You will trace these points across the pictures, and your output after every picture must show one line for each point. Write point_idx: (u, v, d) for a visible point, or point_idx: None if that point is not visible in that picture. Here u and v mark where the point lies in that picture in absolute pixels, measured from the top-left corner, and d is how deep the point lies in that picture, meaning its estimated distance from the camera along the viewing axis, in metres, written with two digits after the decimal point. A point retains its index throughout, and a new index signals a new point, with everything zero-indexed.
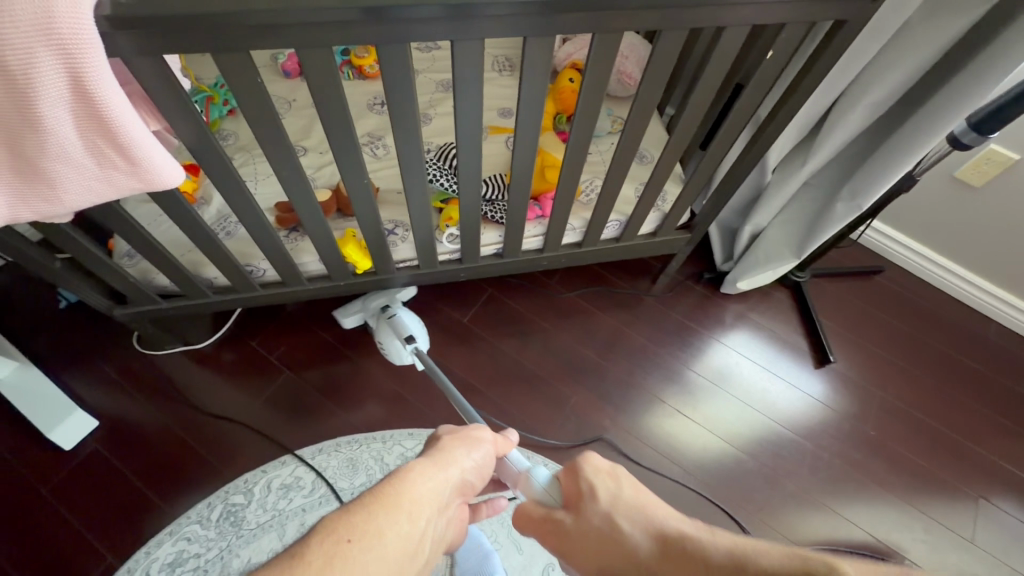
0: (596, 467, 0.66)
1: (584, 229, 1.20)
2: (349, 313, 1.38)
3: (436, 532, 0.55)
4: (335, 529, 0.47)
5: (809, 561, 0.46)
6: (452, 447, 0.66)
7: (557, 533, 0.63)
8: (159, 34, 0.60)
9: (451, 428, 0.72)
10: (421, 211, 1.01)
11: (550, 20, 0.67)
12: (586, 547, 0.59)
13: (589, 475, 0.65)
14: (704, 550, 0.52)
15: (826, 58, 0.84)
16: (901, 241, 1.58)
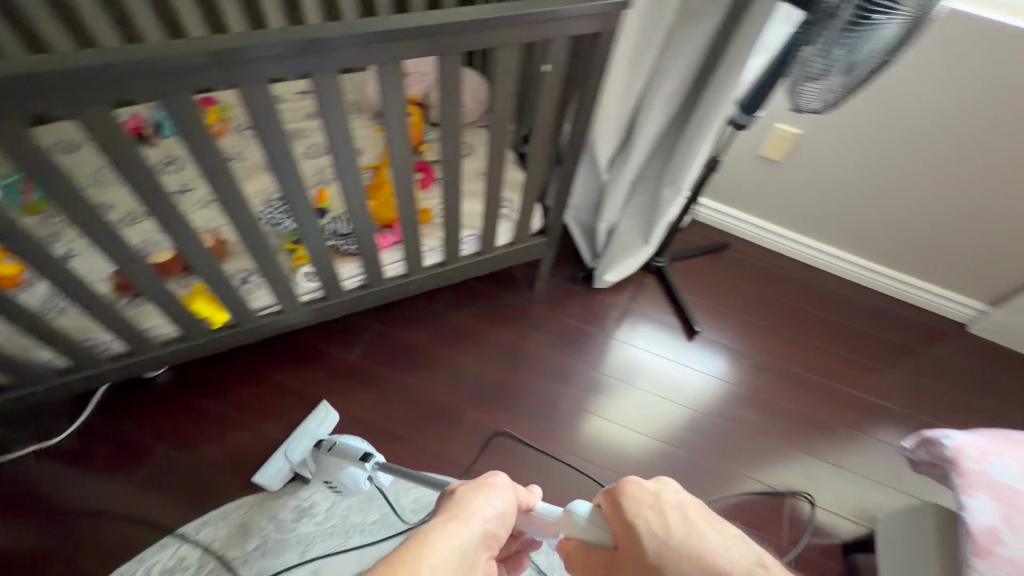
0: (637, 497, 0.66)
1: (441, 247, 1.26)
2: (272, 472, 1.24)
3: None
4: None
5: None
6: (470, 498, 0.71)
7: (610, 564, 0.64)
8: None
9: (468, 480, 0.77)
10: (263, 251, 1.03)
11: (325, 56, 0.76)
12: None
13: (630, 513, 0.64)
14: None
15: (599, 66, 0.97)
16: (739, 216, 1.78)
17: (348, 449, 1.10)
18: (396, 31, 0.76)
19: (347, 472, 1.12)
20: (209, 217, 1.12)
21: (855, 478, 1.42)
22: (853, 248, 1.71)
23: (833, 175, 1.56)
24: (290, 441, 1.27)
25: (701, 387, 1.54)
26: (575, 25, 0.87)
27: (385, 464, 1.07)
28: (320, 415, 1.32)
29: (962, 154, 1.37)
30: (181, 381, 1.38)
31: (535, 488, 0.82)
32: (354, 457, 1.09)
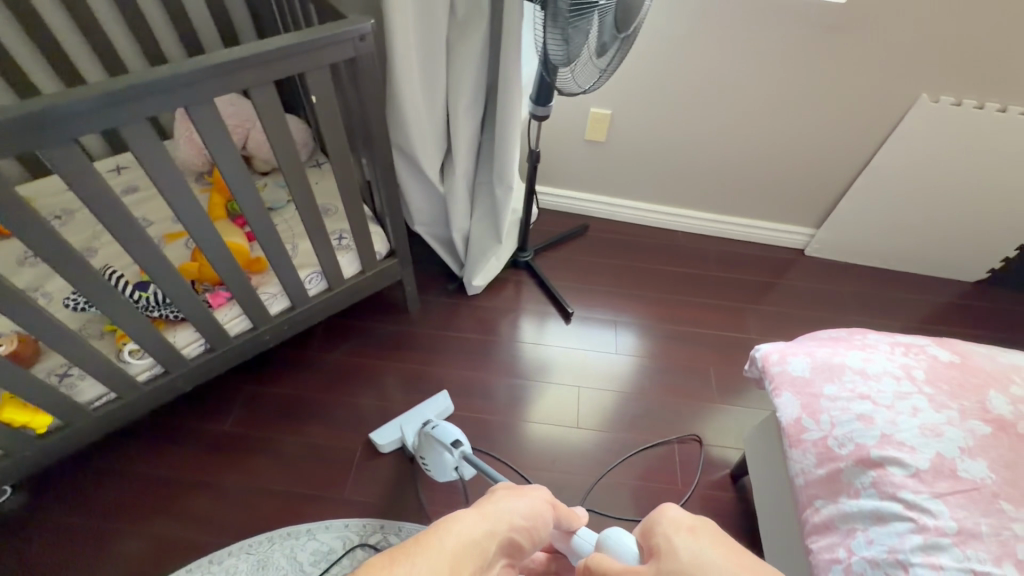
0: (672, 521, 0.60)
1: (283, 292, 1.25)
2: (387, 439, 1.37)
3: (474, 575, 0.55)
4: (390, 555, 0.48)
5: None
6: (502, 499, 0.68)
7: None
8: None
9: (507, 486, 0.73)
10: (71, 342, 0.98)
11: (53, 129, 0.76)
12: None
13: (668, 535, 0.58)
14: None
15: (370, 88, 1.04)
16: (589, 198, 1.91)
17: (443, 435, 1.19)
18: (128, 91, 0.79)
19: (436, 457, 1.21)
20: (2, 324, 1.03)
21: (734, 409, 1.55)
22: (691, 204, 1.88)
23: (653, 143, 1.71)
24: (408, 417, 1.40)
25: (594, 361, 1.62)
26: (325, 54, 0.93)
27: (471, 457, 1.16)
28: (437, 400, 1.45)
29: (746, 104, 1.56)
30: (32, 504, 1.25)
31: (582, 511, 0.86)
32: (447, 442, 1.19)
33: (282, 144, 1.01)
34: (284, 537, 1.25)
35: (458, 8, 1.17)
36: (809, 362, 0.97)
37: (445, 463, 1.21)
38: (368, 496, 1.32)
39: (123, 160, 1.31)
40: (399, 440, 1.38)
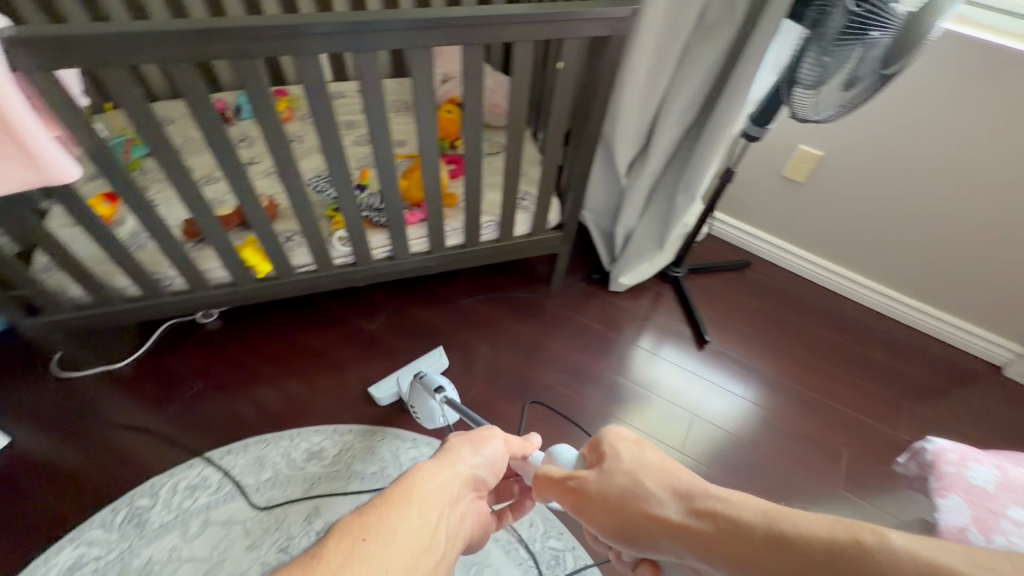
0: (616, 438, 0.66)
1: (463, 229, 1.38)
2: (385, 390, 1.40)
3: (449, 524, 0.62)
4: (351, 529, 0.51)
5: (860, 527, 0.41)
6: (461, 449, 0.76)
7: (575, 493, 0.63)
8: (51, 49, 0.75)
9: (461, 433, 0.81)
10: (308, 216, 1.18)
11: (365, 39, 0.90)
12: (606, 503, 0.58)
13: (615, 446, 0.64)
14: (735, 513, 0.47)
15: (610, 66, 1.09)
16: (759, 235, 1.83)
17: (430, 381, 1.23)
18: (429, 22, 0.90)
19: (427, 403, 1.24)
20: (265, 183, 1.32)
21: (861, 506, 1.37)
22: (875, 275, 1.71)
23: (855, 198, 1.57)
24: (404, 369, 1.44)
25: (711, 392, 1.56)
26: (583, 27, 1.01)
27: (454, 399, 1.17)
28: (434, 356, 1.48)
29: (990, 186, 1.36)
30: (227, 331, 1.53)
31: (535, 438, 0.91)
32: (431, 388, 1.22)
33: (515, 98, 1.11)
34: (394, 437, 1.37)
35: (710, 13, 1.18)
36: (996, 477, 0.85)
37: (433, 410, 1.24)
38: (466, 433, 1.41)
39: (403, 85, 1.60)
40: (397, 394, 1.41)
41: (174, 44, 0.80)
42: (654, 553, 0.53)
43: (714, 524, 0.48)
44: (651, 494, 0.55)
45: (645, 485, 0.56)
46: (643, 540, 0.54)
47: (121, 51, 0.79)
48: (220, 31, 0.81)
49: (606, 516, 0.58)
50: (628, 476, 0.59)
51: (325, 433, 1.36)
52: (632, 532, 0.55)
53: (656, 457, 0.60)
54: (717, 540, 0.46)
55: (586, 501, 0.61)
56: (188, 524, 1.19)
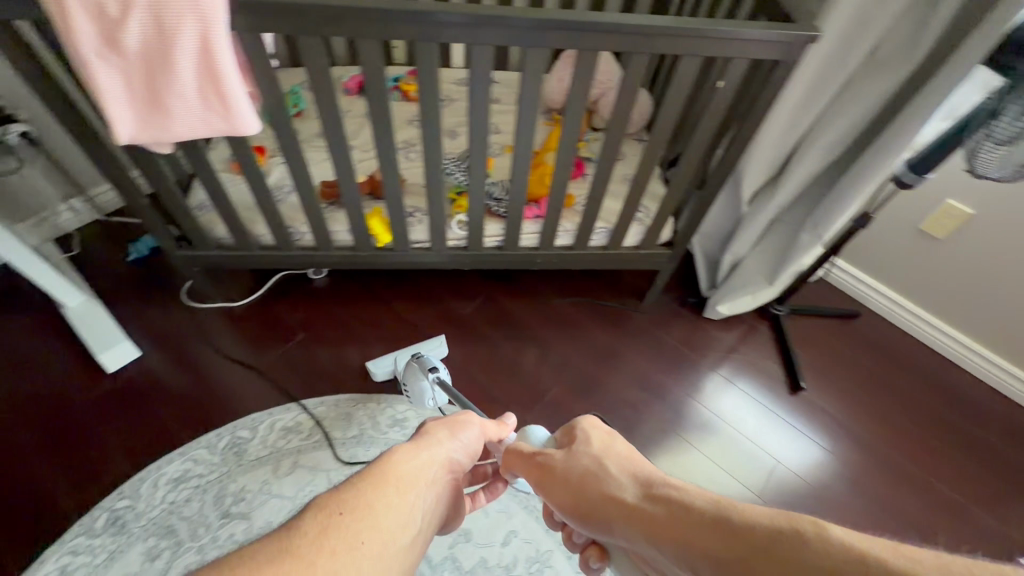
0: (590, 428, 0.74)
1: (575, 231, 1.38)
2: (382, 366, 1.42)
3: (424, 502, 0.66)
4: (326, 505, 0.58)
5: (797, 519, 0.47)
6: (436, 431, 0.76)
7: (544, 468, 0.71)
8: (266, 13, 0.81)
9: (443, 416, 0.82)
10: (438, 196, 1.21)
11: (540, 36, 0.91)
12: (570, 481, 0.67)
13: (586, 433, 0.73)
14: (686, 500, 0.55)
15: (772, 90, 1.05)
16: (875, 287, 1.71)
17: (426, 362, 1.24)
18: (606, 25, 0.89)
19: (420, 383, 1.26)
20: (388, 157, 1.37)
21: None
22: (1007, 354, 1.55)
23: (1002, 266, 1.43)
24: (402, 349, 1.46)
25: (791, 436, 1.49)
26: (755, 47, 0.97)
27: (445, 381, 1.17)
28: (435, 341, 1.49)
29: None
30: (332, 289, 1.61)
31: (509, 420, 0.92)
32: (426, 368, 1.23)
33: (664, 110, 1.09)
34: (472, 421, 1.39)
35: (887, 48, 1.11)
36: None
37: (424, 391, 1.26)
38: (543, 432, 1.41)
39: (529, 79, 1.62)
40: (393, 372, 1.43)
41: (369, 20, 0.84)
42: (607, 533, 0.61)
43: (661, 508, 0.56)
44: (615, 481, 0.64)
45: (611, 473, 0.65)
46: (599, 518, 0.62)
47: (323, 22, 0.84)
48: (413, 13, 0.84)
49: (568, 493, 0.66)
50: (597, 463, 0.68)
51: (409, 404, 1.40)
52: (592, 511, 0.63)
53: (626, 451, 0.70)
54: (665, 519, 0.55)
55: (553, 477, 0.69)
56: (280, 462, 1.28)
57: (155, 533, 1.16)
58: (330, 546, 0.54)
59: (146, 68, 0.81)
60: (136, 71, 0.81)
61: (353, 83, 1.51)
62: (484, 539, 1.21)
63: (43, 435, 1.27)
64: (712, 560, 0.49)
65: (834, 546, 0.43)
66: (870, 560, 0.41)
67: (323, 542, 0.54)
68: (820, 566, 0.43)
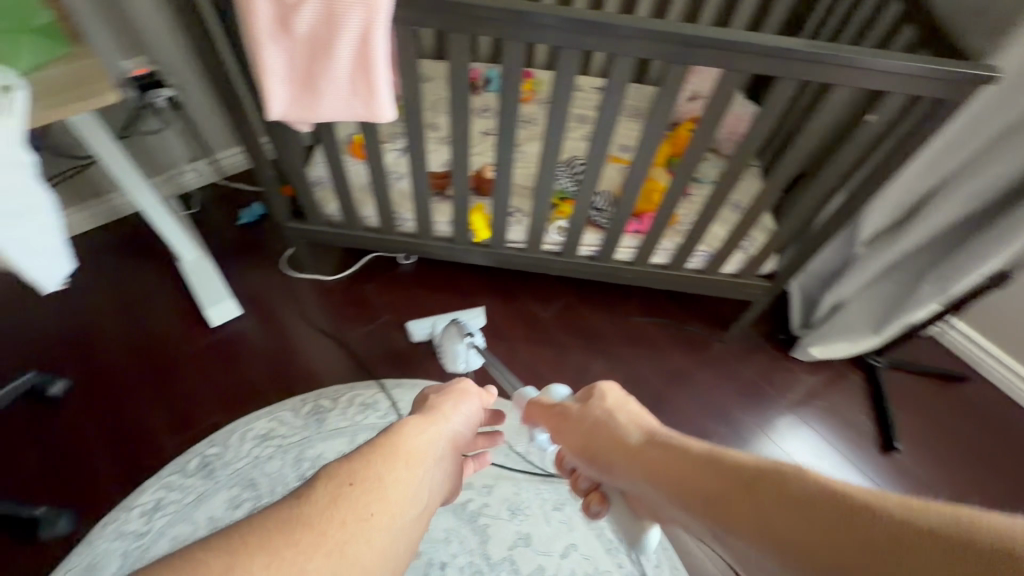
0: (608, 388, 0.74)
1: (673, 251, 1.34)
2: (421, 326, 1.49)
3: (433, 478, 0.57)
4: (336, 474, 0.48)
5: (782, 462, 0.47)
6: (443, 407, 0.70)
7: (564, 415, 0.75)
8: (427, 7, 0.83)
9: (442, 388, 0.78)
10: (545, 199, 1.21)
11: (687, 52, 0.88)
12: (582, 427, 0.70)
13: (602, 388, 0.74)
14: (682, 445, 0.56)
15: (926, 131, 0.97)
16: (991, 352, 1.56)
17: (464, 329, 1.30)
18: (759, 46, 0.86)
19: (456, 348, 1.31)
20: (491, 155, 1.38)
21: None
22: None
23: None
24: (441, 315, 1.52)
25: None
26: (918, 83, 0.90)
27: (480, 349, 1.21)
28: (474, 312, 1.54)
29: None
30: (418, 275, 1.64)
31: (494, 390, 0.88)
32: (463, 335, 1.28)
33: (798, 139, 1.03)
34: None
35: None
36: None
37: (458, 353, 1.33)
38: None
39: (642, 92, 1.57)
40: (430, 336, 1.49)
41: (520, 22, 0.85)
42: (609, 475, 0.64)
43: (663, 451, 0.57)
44: (624, 428, 0.65)
45: (619, 423, 0.66)
46: (603, 459, 0.65)
47: (475, 19, 0.85)
48: (565, 19, 0.84)
49: (580, 437, 0.69)
50: (609, 414, 0.69)
51: None
52: (597, 453, 0.66)
53: (636, 409, 0.70)
54: (663, 459, 0.56)
55: (569, 422, 0.73)
56: (357, 436, 1.33)
57: (238, 484, 1.23)
58: (344, 519, 0.44)
59: (308, 50, 0.85)
60: (300, 51, 0.85)
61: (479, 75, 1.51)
62: (544, 547, 1.21)
63: (148, 375, 1.36)
64: (695, 495, 0.50)
65: (807, 486, 0.42)
66: (838, 496, 0.40)
67: (334, 514, 0.44)
68: (790, 498, 0.42)
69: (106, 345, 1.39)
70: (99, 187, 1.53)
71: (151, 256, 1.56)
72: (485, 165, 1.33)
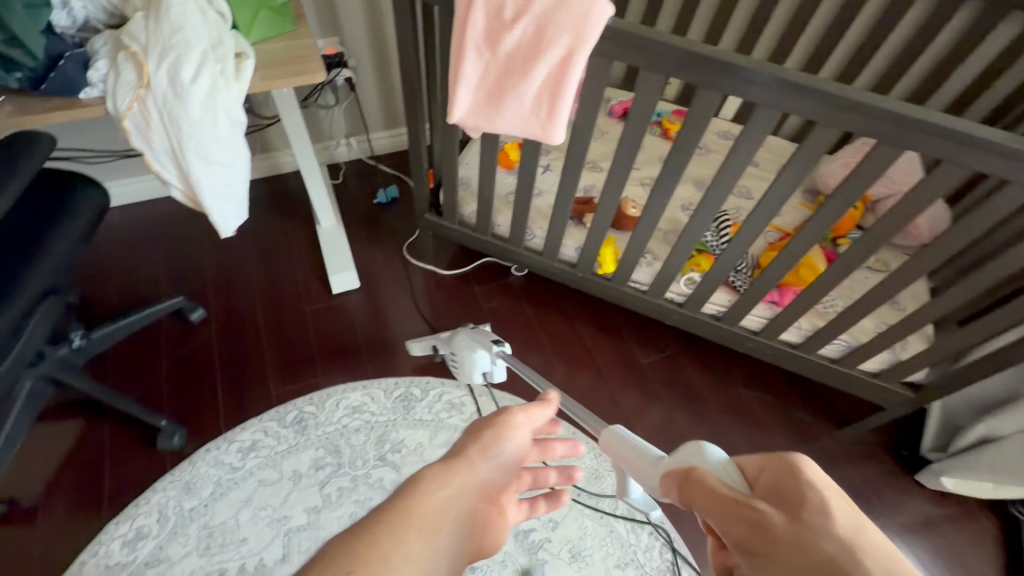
0: (818, 480, 0.43)
1: (809, 332, 1.23)
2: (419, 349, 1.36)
3: (455, 545, 0.50)
4: (332, 556, 0.42)
5: None
6: (468, 449, 0.62)
7: (754, 528, 0.42)
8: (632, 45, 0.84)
9: (478, 422, 0.67)
10: (685, 249, 1.16)
11: (901, 135, 0.81)
12: (800, 568, 0.38)
13: (822, 496, 0.41)
14: None
15: None
16: None
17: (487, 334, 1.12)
18: (994, 145, 0.76)
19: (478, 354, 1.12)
20: (634, 190, 1.34)
21: None
22: None
23: None
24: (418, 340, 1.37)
25: None
26: None
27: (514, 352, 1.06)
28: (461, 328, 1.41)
29: None
30: (527, 289, 1.64)
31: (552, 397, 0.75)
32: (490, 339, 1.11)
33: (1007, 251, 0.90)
34: None
35: None
36: None
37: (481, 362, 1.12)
38: (687, 521, 1.28)
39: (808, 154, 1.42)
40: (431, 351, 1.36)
41: (724, 74, 0.84)
42: None
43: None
44: None
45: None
46: None
47: (676, 63, 0.85)
48: (772, 78, 0.81)
49: None
50: (851, 555, 0.37)
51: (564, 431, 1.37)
52: None
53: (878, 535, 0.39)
54: None
55: (769, 549, 0.40)
56: (437, 433, 1.34)
57: (324, 447, 1.29)
58: None
59: (505, 66, 0.87)
60: (497, 66, 0.88)
61: (619, 108, 1.47)
62: None
63: (269, 322, 1.47)
64: None
65: None
66: None
67: None
68: None
69: (243, 287, 1.53)
70: (270, 144, 1.70)
71: (295, 215, 1.69)
72: (630, 200, 1.31)
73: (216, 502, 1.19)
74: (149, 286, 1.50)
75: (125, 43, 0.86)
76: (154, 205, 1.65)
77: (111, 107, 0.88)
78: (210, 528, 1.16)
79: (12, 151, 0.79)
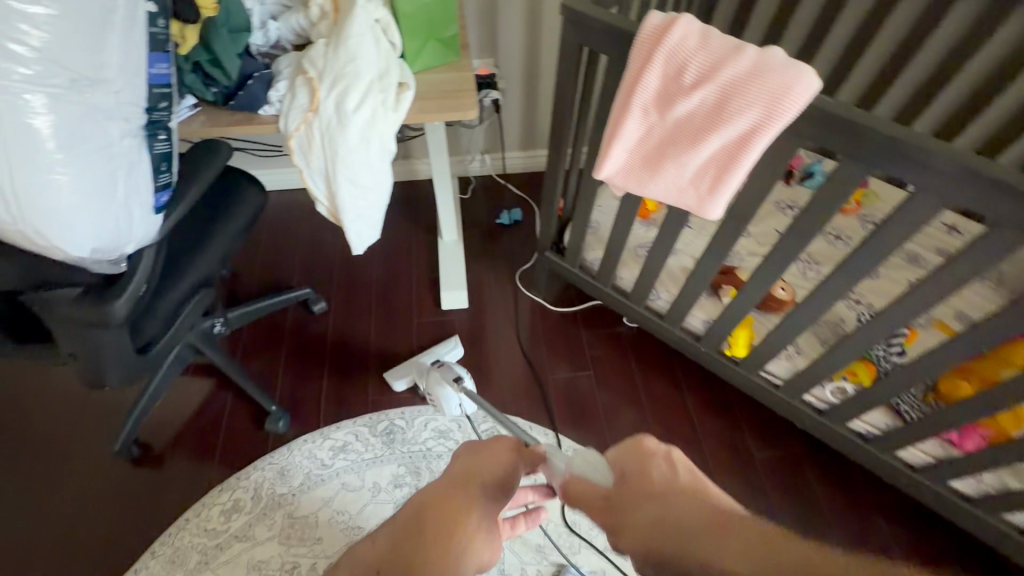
0: (650, 449, 0.66)
1: (992, 488, 0.99)
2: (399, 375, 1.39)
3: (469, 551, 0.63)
4: None
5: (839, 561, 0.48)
6: (472, 470, 0.71)
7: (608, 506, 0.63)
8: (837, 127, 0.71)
9: (474, 445, 0.76)
10: (844, 358, 0.98)
11: None
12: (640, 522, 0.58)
13: (646, 464, 0.64)
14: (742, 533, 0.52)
15: None
16: None
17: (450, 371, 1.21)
18: None
19: (445, 394, 1.21)
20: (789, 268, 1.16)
21: None
22: None
23: None
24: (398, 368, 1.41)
25: None
26: None
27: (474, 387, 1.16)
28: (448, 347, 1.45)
29: None
30: (637, 343, 1.53)
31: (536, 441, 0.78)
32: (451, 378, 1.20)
33: None
34: None
35: None
36: None
37: (449, 398, 1.20)
38: None
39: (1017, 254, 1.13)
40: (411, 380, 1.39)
41: (962, 180, 0.67)
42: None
43: (718, 543, 0.51)
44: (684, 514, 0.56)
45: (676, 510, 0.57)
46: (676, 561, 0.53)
47: (897, 158, 0.70)
48: None
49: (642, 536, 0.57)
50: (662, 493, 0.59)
51: None
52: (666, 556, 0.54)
53: (681, 475, 0.61)
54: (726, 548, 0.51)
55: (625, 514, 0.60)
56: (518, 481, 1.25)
57: (407, 465, 1.30)
58: None
59: (671, 131, 0.78)
60: (661, 131, 0.79)
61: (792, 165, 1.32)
62: None
63: (379, 326, 1.53)
64: None
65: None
66: None
67: None
68: None
69: (363, 286, 1.61)
70: (410, 153, 1.76)
71: (420, 223, 1.74)
72: (782, 280, 1.14)
73: (303, 494, 1.25)
74: (284, 271, 1.63)
75: (305, 68, 0.91)
76: (300, 193, 1.79)
77: (281, 126, 0.93)
78: (293, 518, 1.23)
79: (197, 156, 0.87)
